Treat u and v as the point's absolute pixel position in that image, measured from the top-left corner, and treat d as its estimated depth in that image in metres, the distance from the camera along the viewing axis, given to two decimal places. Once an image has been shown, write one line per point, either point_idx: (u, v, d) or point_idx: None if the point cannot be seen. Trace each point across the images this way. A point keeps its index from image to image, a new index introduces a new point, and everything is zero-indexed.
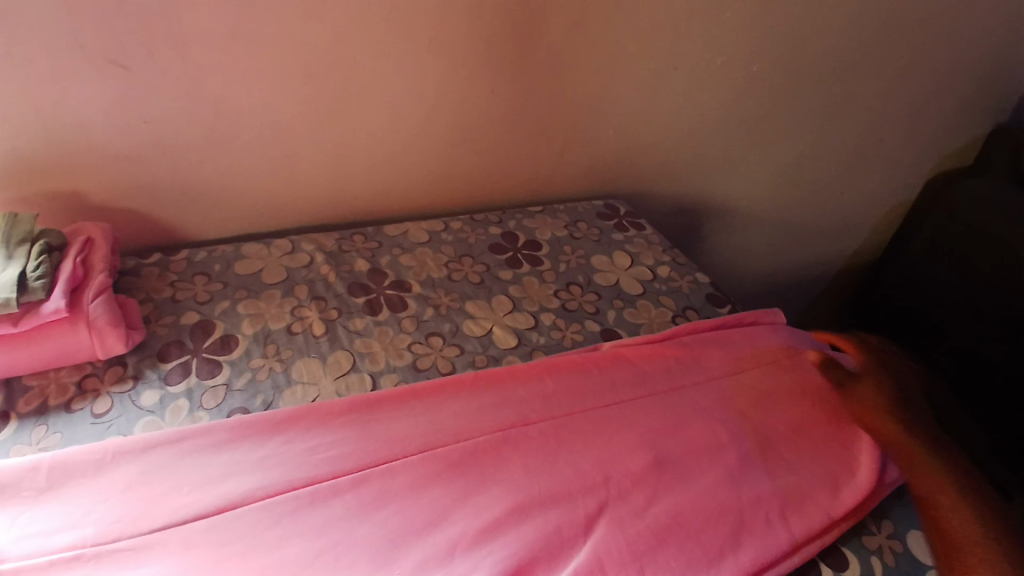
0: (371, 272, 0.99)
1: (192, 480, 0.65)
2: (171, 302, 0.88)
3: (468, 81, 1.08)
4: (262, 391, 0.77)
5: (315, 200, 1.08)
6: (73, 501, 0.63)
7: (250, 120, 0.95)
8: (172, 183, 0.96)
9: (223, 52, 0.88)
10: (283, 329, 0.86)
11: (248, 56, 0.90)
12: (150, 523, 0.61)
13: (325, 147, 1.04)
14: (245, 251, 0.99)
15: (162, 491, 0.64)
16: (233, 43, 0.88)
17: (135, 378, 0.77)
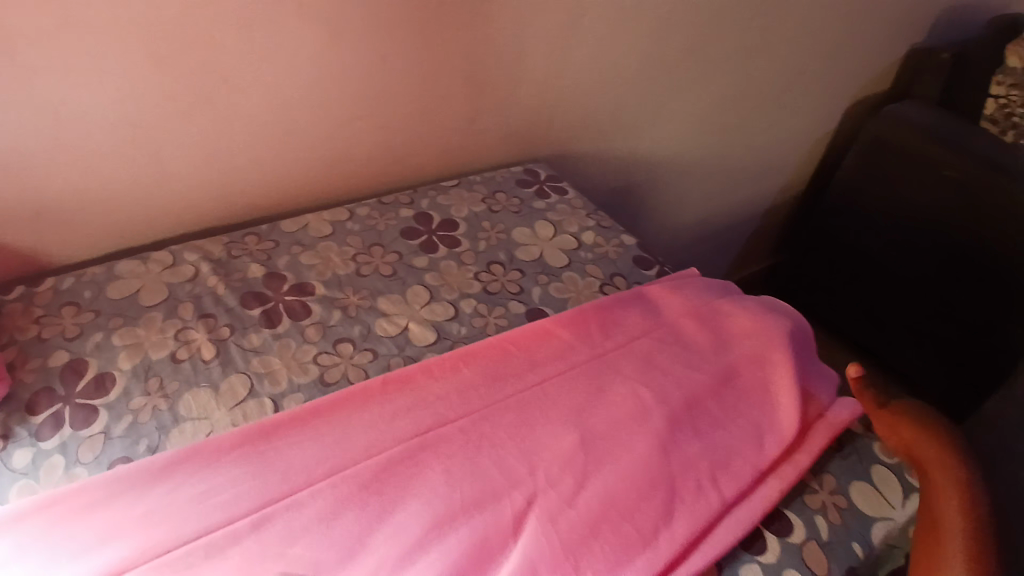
0: (268, 278, 0.89)
1: (66, 554, 0.57)
2: (31, 342, 0.77)
3: (354, 50, 0.97)
4: (145, 435, 0.67)
5: (195, 201, 0.97)
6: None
7: (97, 121, 0.82)
8: (14, 206, 0.82)
9: (42, 45, 0.73)
10: (166, 358, 0.76)
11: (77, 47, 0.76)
12: None
13: (196, 142, 0.91)
14: (116, 269, 0.87)
15: (28, 574, 0.55)
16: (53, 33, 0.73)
17: (1, 438, 0.67)
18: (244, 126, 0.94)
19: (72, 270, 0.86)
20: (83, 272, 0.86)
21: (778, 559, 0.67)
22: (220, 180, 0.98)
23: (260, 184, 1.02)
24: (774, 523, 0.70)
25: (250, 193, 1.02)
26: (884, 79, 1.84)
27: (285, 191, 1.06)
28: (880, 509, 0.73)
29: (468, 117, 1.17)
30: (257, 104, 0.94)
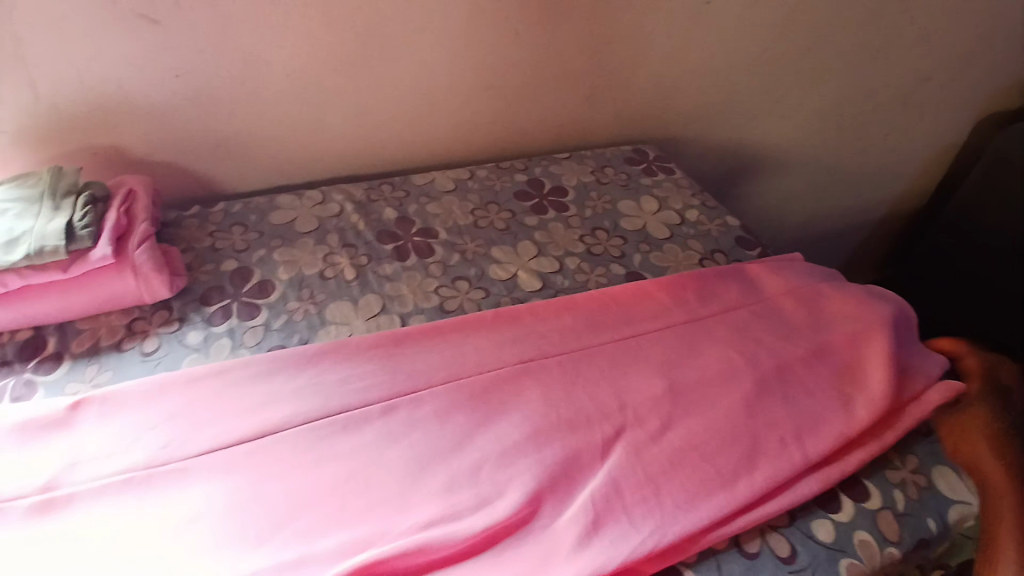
0: (399, 220, 1.01)
1: (232, 410, 0.70)
2: (212, 248, 0.93)
3: (491, 24, 1.06)
4: (298, 330, 0.81)
5: (342, 149, 1.11)
6: (129, 427, 0.68)
7: (276, 72, 0.97)
8: (207, 138, 1.00)
9: (246, 4, 0.89)
10: (316, 275, 0.89)
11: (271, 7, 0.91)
12: (199, 441, 0.67)
13: (350, 97, 1.05)
14: (276, 199, 1.03)
15: (205, 420, 0.69)
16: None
17: (181, 320, 0.82)
18: (392, 87, 1.07)
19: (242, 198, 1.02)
20: (250, 200, 1.02)
21: (852, 520, 0.70)
22: (365, 133, 1.11)
23: (397, 140, 1.15)
24: (852, 489, 0.73)
25: (388, 148, 1.15)
26: None
27: (417, 150, 1.18)
28: (962, 494, 0.74)
29: (586, 94, 1.25)
30: (404, 67, 1.05)
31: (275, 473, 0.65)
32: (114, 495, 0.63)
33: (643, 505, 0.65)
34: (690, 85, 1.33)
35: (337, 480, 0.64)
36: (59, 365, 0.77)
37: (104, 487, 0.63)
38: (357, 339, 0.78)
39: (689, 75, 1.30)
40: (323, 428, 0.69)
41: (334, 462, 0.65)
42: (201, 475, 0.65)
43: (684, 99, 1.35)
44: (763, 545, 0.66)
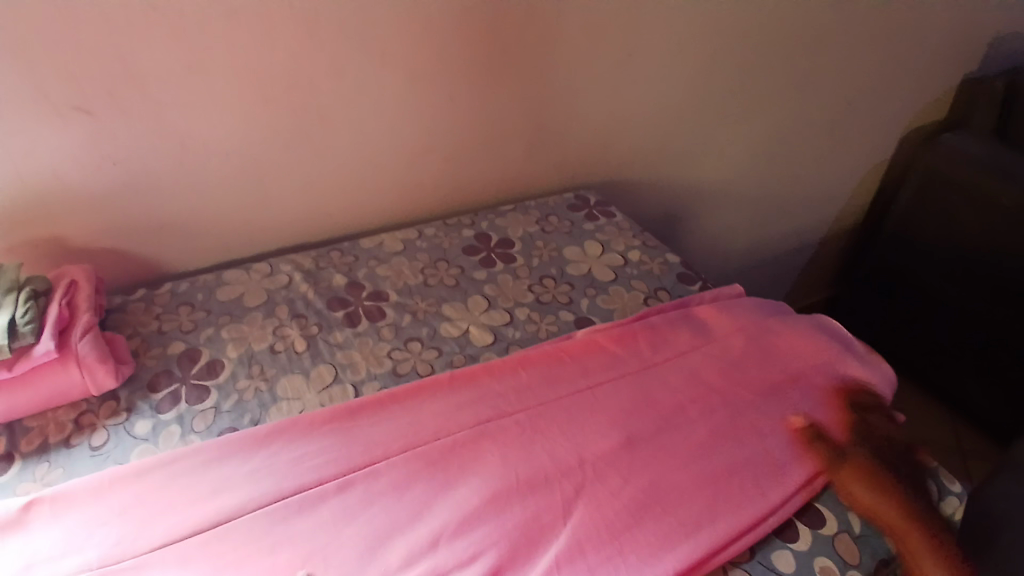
0: (349, 286, 1.02)
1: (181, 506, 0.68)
2: (156, 331, 0.92)
3: (428, 89, 1.11)
4: (249, 410, 0.80)
5: (288, 219, 1.12)
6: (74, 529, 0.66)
7: (217, 151, 0.99)
8: (150, 220, 1.00)
9: (180, 88, 0.91)
10: (266, 350, 0.89)
11: (207, 89, 0.93)
12: (147, 537, 0.65)
13: (294, 169, 1.07)
14: (222, 275, 1.02)
15: (154, 513, 0.67)
16: (190, 78, 0.90)
17: (129, 409, 0.80)
18: (333, 155, 1.09)
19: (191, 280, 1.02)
20: (197, 279, 1.01)
21: (810, 549, 0.72)
22: (309, 201, 1.12)
23: (342, 206, 1.16)
24: (807, 515, 0.75)
25: (331, 215, 1.17)
26: (940, 107, 1.85)
27: (363, 213, 1.20)
28: (917, 510, 0.78)
29: (524, 147, 1.29)
30: (343, 136, 1.08)
31: (226, 566, 0.63)
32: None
33: (608, 565, 0.65)
34: (624, 133, 1.40)
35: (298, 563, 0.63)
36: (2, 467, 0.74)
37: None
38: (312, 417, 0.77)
39: (621, 123, 1.38)
40: (277, 511, 0.68)
41: (291, 546, 0.64)
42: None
43: (618, 145, 1.42)
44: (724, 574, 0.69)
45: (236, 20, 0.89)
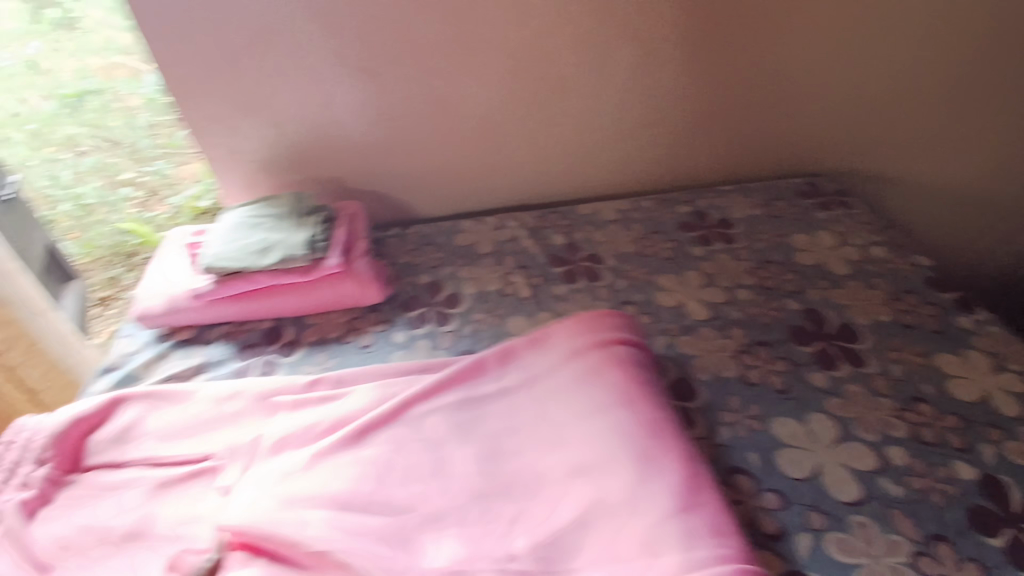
0: (567, 246, 1.06)
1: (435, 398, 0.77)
2: (411, 264, 1.07)
3: (663, 65, 1.10)
4: (485, 337, 0.92)
5: (514, 180, 1.20)
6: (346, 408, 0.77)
7: (466, 110, 1.10)
8: (407, 169, 1.16)
9: (445, 54, 1.03)
10: (496, 291, 0.99)
11: (465, 54, 1.04)
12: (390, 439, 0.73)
13: (527, 134, 1.14)
14: (460, 224, 1.16)
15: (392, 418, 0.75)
16: (456, 45, 1.02)
17: (388, 322, 0.96)
18: (559, 123, 1.14)
19: (435, 228, 1.16)
20: (442, 225, 1.16)
21: None
22: (532, 165, 1.19)
23: (562, 173, 1.21)
24: None
25: (550, 182, 1.22)
26: None
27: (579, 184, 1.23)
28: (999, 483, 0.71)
29: (757, 130, 1.21)
30: (571, 106, 1.12)
31: (454, 472, 0.70)
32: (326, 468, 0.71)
33: None
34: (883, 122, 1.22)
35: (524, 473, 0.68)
36: (291, 351, 0.93)
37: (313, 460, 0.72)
38: (557, 335, 0.81)
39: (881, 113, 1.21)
40: (495, 434, 0.73)
41: (514, 459, 0.70)
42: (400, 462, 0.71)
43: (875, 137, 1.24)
44: (824, 554, 0.66)
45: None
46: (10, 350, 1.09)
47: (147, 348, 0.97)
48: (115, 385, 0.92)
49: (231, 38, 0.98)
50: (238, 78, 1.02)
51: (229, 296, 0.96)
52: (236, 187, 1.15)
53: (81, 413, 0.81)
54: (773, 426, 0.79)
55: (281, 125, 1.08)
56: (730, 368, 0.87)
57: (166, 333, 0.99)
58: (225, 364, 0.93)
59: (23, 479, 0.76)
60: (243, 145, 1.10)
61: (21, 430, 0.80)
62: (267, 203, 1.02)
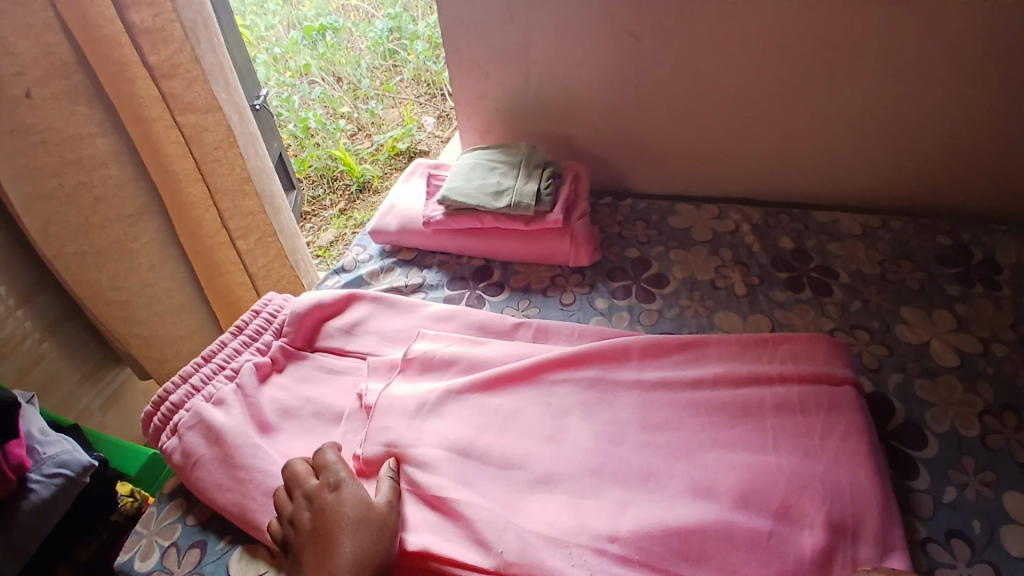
0: (796, 252, 1.03)
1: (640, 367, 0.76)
2: (625, 234, 1.08)
3: (958, 72, 0.95)
4: (688, 325, 0.89)
5: (744, 171, 1.15)
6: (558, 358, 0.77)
7: (711, 89, 1.06)
8: (634, 138, 1.15)
9: (704, 28, 0.99)
10: (707, 281, 0.97)
11: (735, 28, 0.98)
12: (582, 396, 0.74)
13: (772, 124, 1.08)
14: (675, 205, 1.14)
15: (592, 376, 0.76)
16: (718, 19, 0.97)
17: (591, 285, 0.97)
18: (810, 119, 1.05)
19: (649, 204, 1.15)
20: (659, 203, 1.15)
21: None
22: (765, 159, 1.12)
23: (798, 173, 1.13)
24: None
25: (779, 179, 1.15)
26: None
27: (812, 186, 1.14)
28: None
29: None
30: (828, 102, 1.03)
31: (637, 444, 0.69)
32: (530, 413, 0.72)
33: None
34: None
35: (720, 468, 0.65)
36: (497, 292, 0.98)
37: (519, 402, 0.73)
38: (790, 345, 0.76)
39: None
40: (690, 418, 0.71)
41: (711, 454, 0.67)
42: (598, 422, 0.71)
43: None
44: None
45: None
46: (248, 235, 1.26)
47: (374, 260, 1.08)
48: (345, 284, 1.03)
49: None
50: (505, 26, 1.07)
51: (454, 230, 1.03)
52: (471, 129, 1.24)
53: (322, 300, 0.88)
54: (1005, 499, 0.68)
55: (529, 77, 1.13)
56: (973, 426, 0.76)
57: (391, 250, 1.10)
58: (438, 290, 1.00)
59: (266, 343, 0.84)
60: (492, 91, 1.17)
61: (270, 302, 0.89)
62: (503, 149, 1.08)
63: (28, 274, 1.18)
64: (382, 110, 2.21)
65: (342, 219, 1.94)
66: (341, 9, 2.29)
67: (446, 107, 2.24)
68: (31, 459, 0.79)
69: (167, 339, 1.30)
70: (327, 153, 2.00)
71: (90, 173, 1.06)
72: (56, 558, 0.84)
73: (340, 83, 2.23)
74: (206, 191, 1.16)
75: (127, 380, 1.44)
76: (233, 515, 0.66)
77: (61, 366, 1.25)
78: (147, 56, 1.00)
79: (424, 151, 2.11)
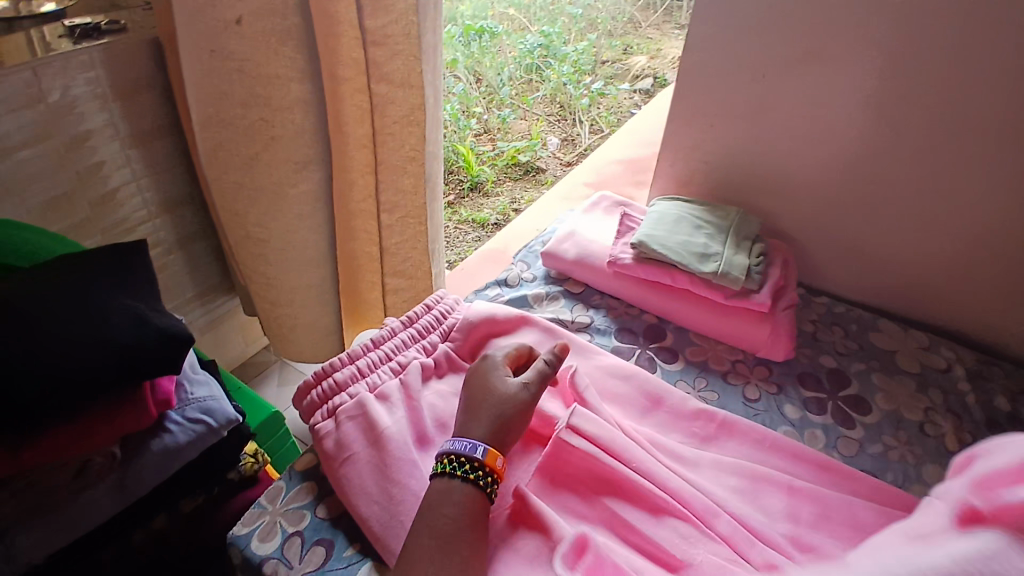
0: (1017, 417, 0.86)
1: (835, 535, 0.66)
2: (820, 337, 0.96)
3: None
4: (893, 470, 0.78)
5: (962, 307, 1.00)
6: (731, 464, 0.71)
7: (951, 207, 0.92)
8: (845, 234, 1.04)
9: (970, 144, 0.86)
10: (916, 423, 0.84)
11: (1001, 148, 0.85)
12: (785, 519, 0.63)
13: (1004, 262, 0.93)
14: (885, 322, 1.00)
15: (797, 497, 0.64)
16: (995, 142, 0.85)
17: (778, 385, 0.86)
18: None
19: (853, 313, 1.02)
20: (862, 313, 1.02)
21: None
22: (990, 301, 0.97)
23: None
24: None
25: (1002, 329, 0.99)
26: None
27: None
28: None
29: None
30: None
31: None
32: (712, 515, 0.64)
33: None
34: None
35: None
36: (671, 359, 0.89)
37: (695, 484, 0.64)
38: None
39: None
40: None
41: None
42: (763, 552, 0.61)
43: None
44: None
45: None
46: (393, 212, 1.19)
47: (540, 283, 1.02)
48: (508, 300, 0.97)
49: (780, 43, 0.93)
50: (750, 82, 0.99)
51: (636, 278, 0.95)
52: (668, 176, 1.16)
53: (497, 315, 0.81)
54: None
55: (757, 142, 1.03)
56: None
57: (556, 277, 1.03)
58: (606, 337, 0.92)
59: (432, 344, 0.79)
60: (707, 144, 1.09)
61: (443, 299, 0.84)
62: (709, 209, 0.99)
63: (179, 186, 1.21)
64: (512, 119, 2.16)
65: (449, 211, 1.92)
66: (498, 15, 2.29)
67: (574, 131, 2.14)
68: (178, 396, 0.76)
69: (286, 287, 1.28)
70: (451, 145, 1.97)
71: (273, 113, 1.06)
72: (168, 500, 0.81)
73: (478, 85, 2.18)
74: (370, 159, 1.12)
75: (233, 310, 1.46)
76: (370, 534, 0.61)
77: (178, 279, 1.29)
78: (365, 19, 0.96)
79: (540, 168, 2.05)
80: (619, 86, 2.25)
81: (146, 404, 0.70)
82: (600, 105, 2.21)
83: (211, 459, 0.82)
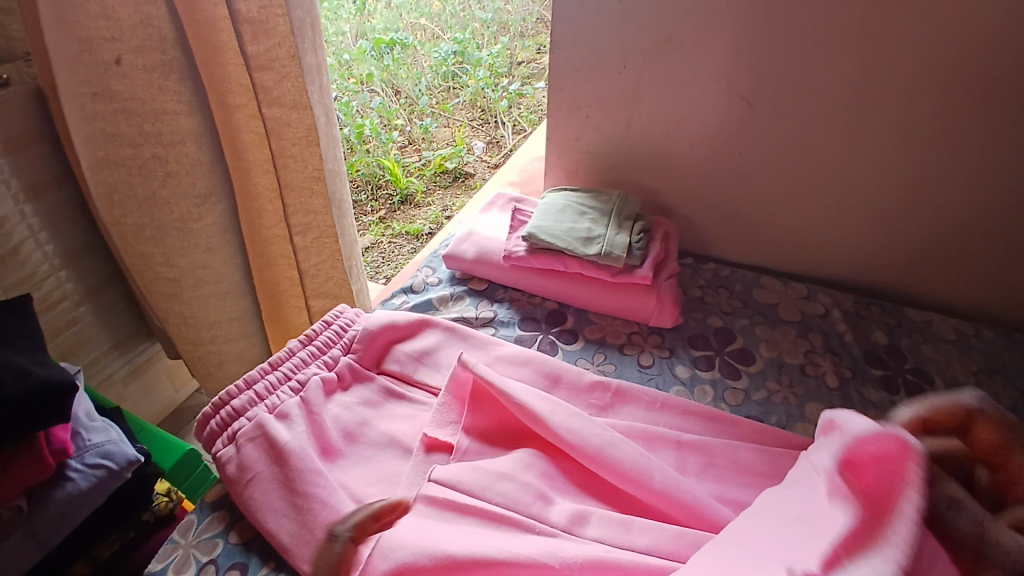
0: (889, 349, 0.96)
1: (719, 477, 0.72)
2: (711, 301, 1.04)
3: None
4: (777, 412, 0.85)
5: (838, 255, 1.10)
6: (638, 432, 0.76)
7: (818, 167, 1.02)
8: (729, 204, 1.12)
9: (822, 107, 0.95)
10: (796, 365, 0.92)
11: (847, 107, 0.94)
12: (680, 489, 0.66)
13: (865, 210, 1.03)
14: (767, 278, 1.09)
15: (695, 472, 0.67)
16: (844, 100, 0.94)
17: (671, 350, 0.93)
18: (917, 214, 1.00)
19: (737, 275, 1.10)
20: (746, 273, 1.10)
21: None
22: (861, 245, 1.07)
23: (897, 267, 1.07)
24: None
25: (874, 269, 1.09)
26: None
27: (905, 280, 1.08)
28: None
29: None
30: (942, 200, 0.98)
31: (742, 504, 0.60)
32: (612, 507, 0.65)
33: None
34: None
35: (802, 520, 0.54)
36: (572, 340, 0.94)
37: (614, 470, 0.65)
38: None
39: None
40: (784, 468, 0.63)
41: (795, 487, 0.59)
42: (701, 522, 0.62)
43: None
44: None
45: (920, 65, 0.87)
46: (306, 233, 1.19)
47: (444, 285, 1.05)
48: (414, 307, 1.00)
49: (635, 34, 1.00)
50: (616, 73, 1.05)
51: (533, 268, 1.00)
52: (561, 168, 1.22)
53: (395, 321, 0.83)
54: None
55: (631, 127, 1.10)
56: None
57: (461, 278, 1.06)
58: (510, 328, 0.96)
59: (333, 357, 0.80)
60: (588, 134, 1.15)
61: (342, 314, 0.86)
62: (594, 195, 1.05)
63: (78, 235, 1.17)
64: (434, 128, 2.18)
65: (378, 227, 1.93)
66: (410, 25, 2.22)
67: (498, 134, 2.20)
68: (74, 446, 0.75)
69: (205, 323, 1.25)
70: (376, 160, 1.96)
71: (166, 148, 1.03)
72: (83, 549, 0.80)
73: (398, 96, 2.17)
74: (276, 183, 1.11)
75: (154, 357, 1.42)
76: (282, 544, 0.63)
77: (91, 331, 1.25)
78: (247, 45, 0.96)
79: (469, 173, 2.09)
80: (536, 85, 2.29)
81: (42, 455, 0.69)
82: (518, 106, 2.25)
83: (120, 502, 0.82)
